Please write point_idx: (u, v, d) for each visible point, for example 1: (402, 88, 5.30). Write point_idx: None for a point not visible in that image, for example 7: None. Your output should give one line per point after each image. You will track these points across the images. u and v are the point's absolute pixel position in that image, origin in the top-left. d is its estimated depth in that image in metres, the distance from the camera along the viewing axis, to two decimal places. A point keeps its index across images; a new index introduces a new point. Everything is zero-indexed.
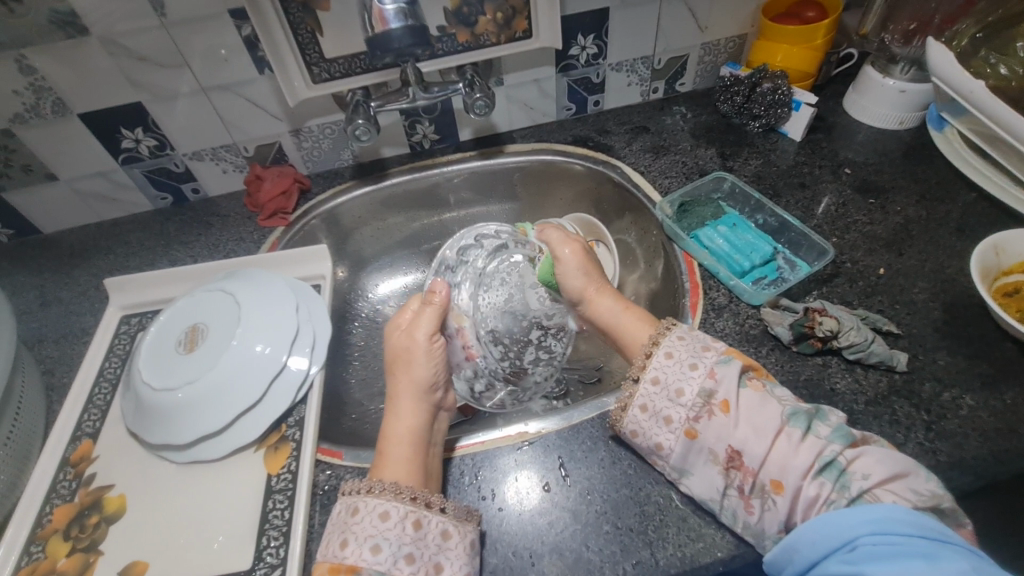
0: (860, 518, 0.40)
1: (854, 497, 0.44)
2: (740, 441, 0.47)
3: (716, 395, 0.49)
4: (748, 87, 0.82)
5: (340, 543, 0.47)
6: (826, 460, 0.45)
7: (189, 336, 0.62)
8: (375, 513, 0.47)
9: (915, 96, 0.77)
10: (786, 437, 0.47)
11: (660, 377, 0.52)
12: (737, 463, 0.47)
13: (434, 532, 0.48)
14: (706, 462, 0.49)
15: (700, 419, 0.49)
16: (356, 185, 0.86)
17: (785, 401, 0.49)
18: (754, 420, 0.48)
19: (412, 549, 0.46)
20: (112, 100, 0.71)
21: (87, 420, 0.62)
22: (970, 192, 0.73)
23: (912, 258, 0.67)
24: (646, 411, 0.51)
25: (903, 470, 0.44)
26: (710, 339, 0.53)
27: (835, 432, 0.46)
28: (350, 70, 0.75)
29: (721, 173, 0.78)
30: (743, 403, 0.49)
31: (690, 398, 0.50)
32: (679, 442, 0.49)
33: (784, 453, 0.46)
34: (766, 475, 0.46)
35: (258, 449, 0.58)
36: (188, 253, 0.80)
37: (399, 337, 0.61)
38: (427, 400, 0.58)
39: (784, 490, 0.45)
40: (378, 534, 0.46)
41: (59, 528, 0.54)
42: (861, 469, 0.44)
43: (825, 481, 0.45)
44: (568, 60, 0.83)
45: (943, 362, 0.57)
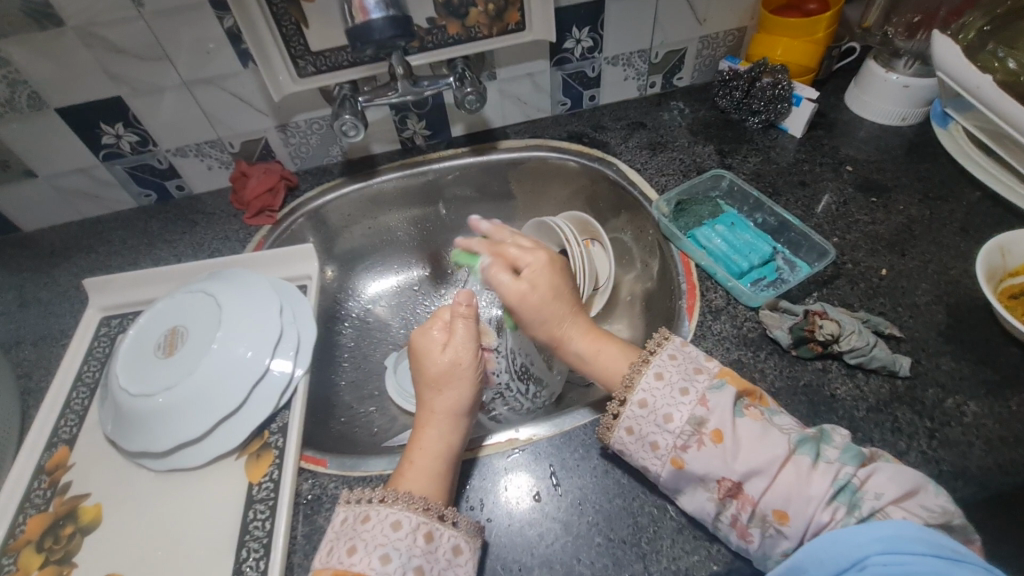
0: (870, 536, 0.38)
1: (866, 516, 0.42)
2: (739, 472, 0.45)
3: (707, 424, 0.47)
4: (747, 82, 0.80)
5: (348, 550, 0.44)
6: (839, 484, 0.43)
7: (169, 339, 0.60)
8: (387, 521, 0.45)
9: (917, 92, 0.75)
10: (794, 465, 0.44)
11: (648, 400, 0.49)
12: (735, 492, 0.45)
13: (445, 547, 0.45)
14: (697, 489, 0.47)
15: (689, 448, 0.47)
16: (345, 182, 0.84)
17: (787, 429, 0.47)
18: (752, 451, 0.45)
19: (422, 561, 0.44)
20: (91, 94, 0.69)
21: (63, 426, 0.60)
22: (974, 190, 0.71)
23: (915, 259, 0.65)
24: (632, 433, 0.49)
25: (915, 487, 0.43)
26: (703, 359, 0.51)
27: (845, 453, 0.45)
28: (337, 63, 0.73)
29: (719, 171, 0.76)
30: (740, 432, 0.46)
31: (680, 424, 0.47)
32: (666, 469, 0.48)
33: (792, 482, 0.44)
34: (769, 506, 0.44)
35: (240, 456, 0.56)
36: (171, 252, 0.78)
37: (436, 354, 0.56)
38: (463, 422, 0.54)
39: (790, 522, 0.43)
40: (388, 543, 0.44)
41: (32, 539, 0.52)
42: (874, 488, 0.43)
43: (840, 505, 0.43)
44: (563, 53, 0.80)
45: (947, 367, 0.56)
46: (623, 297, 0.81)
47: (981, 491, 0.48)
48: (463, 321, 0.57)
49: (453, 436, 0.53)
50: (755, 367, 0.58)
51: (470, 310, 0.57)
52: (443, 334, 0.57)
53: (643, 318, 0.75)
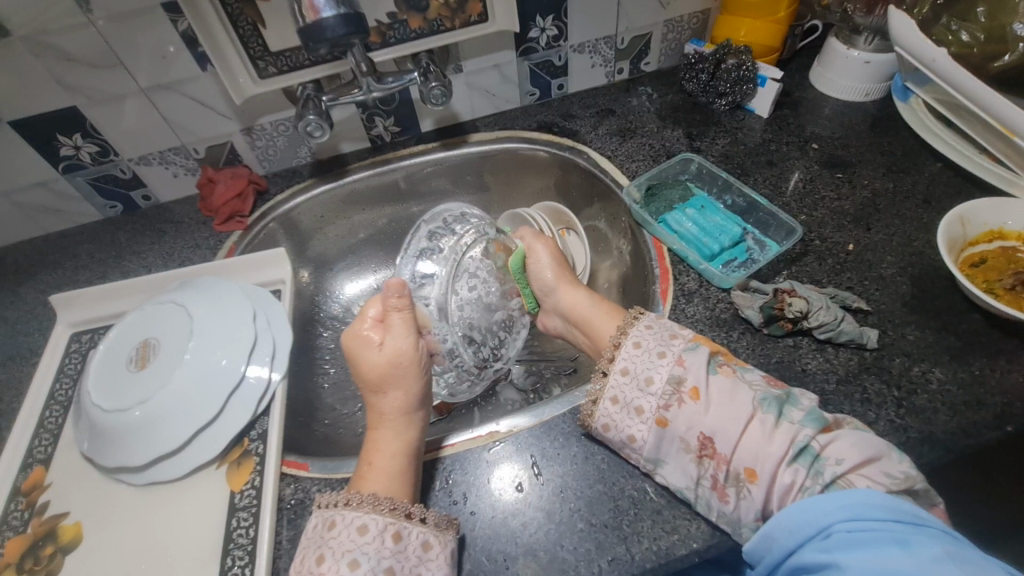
0: (835, 505, 0.40)
1: (828, 482, 0.43)
2: (709, 427, 0.47)
3: (686, 382, 0.49)
4: (712, 64, 0.80)
5: (316, 558, 0.45)
6: (799, 447, 0.45)
7: (141, 352, 0.59)
8: (353, 527, 0.46)
9: (878, 68, 0.77)
10: (759, 422, 0.46)
11: (628, 367, 0.52)
12: (709, 451, 0.47)
13: (414, 544, 0.46)
14: (679, 452, 0.49)
15: (671, 407, 0.49)
16: (315, 183, 0.83)
17: (756, 386, 0.49)
18: (725, 407, 0.47)
19: (392, 562, 0.45)
20: (45, 105, 0.67)
21: (38, 446, 0.59)
22: (935, 161, 0.73)
23: (880, 233, 0.66)
24: (617, 402, 0.51)
25: (877, 453, 0.44)
26: (678, 327, 0.54)
27: (807, 416, 0.46)
28: (298, 62, 0.72)
29: (687, 154, 0.76)
30: (713, 388, 0.49)
31: (660, 386, 0.50)
32: (651, 432, 0.49)
33: (756, 440, 0.46)
34: (740, 463, 0.46)
35: (220, 466, 0.56)
36: (141, 263, 0.77)
37: (371, 353, 0.56)
38: (417, 412, 0.56)
39: (759, 479, 0.45)
40: (357, 548, 0.45)
41: (12, 561, 0.51)
42: (834, 454, 0.44)
43: (800, 468, 0.44)
44: (528, 43, 0.80)
45: (913, 337, 0.57)
46: (600, 285, 0.81)
47: (947, 454, 0.50)
48: (396, 312, 0.57)
49: (410, 425, 0.55)
50: (728, 347, 0.59)
51: (406, 298, 0.57)
52: (374, 326, 0.58)
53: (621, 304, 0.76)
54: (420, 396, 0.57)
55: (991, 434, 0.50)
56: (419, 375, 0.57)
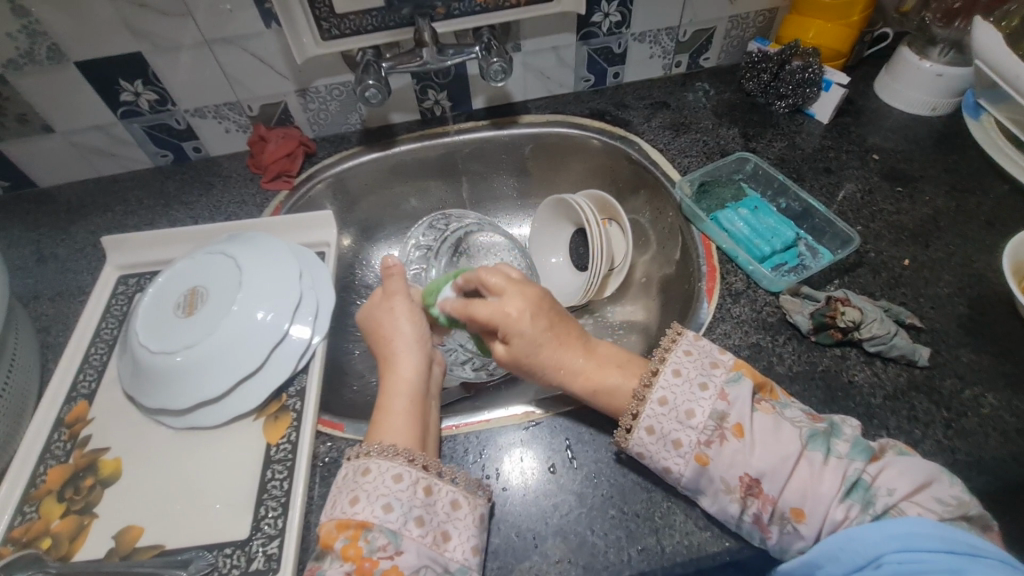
0: (886, 534, 0.39)
1: (880, 513, 0.42)
2: (756, 469, 0.45)
3: (728, 418, 0.47)
4: (776, 64, 0.78)
5: (349, 500, 0.45)
6: (850, 482, 0.43)
7: (188, 299, 0.60)
8: (388, 475, 0.46)
9: (951, 82, 0.74)
10: (807, 461, 0.45)
11: (667, 398, 0.48)
12: (756, 491, 0.45)
13: (444, 500, 0.46)
14: (718, 491, 0.46)
15: (712, 443, 0.46)
16: (363, 150, 0.83)
17: (800, 423, 0.47)
18: (771, 445, 0.45)
19: (423, 512, 0.45)
20: (111, 49, 0.68)
21: (83, 381, 0.60)
22: (1002, 183, 0.70)
23: (938, 251, 0.64)
24: (653, 433, 0.48)
25: (927, 479, 0.43)
26: (717, 352, 0.51)
27: (853, 448, 0.45)
28: (362, 27, 0.71)
29: (744, 154, 0.74)
30: (756, 426, 0.46)
31: (702, 420, 0.47)
32: (688, 467, 0.47)
33: (805, 479, 0.44)
34: (787, 503, 0.44)
35: (257, 418, 0.57)
36: (188, 214, 0.78)
37: (376, 312, 0.61)
38: (418, 354, 0.58)
39: (808, 519, 0.43)
40: (391, 493, 0.45)
41: (53, 489, 0.53)
42: (886, 483, 0.43)
43: (852, 503, 0.43)
44: (590, 27, 0.79)
45: (966, 360, 0.55)
46: (638, 278, 0.81)
47: (995, 480, 0.49)
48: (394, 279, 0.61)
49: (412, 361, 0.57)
50: (773, 351, 0.58)
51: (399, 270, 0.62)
52: (380, 296, 0.62)
53: (660, 299, 0.75)
54: (419, 336, 0.59)
55: None
56: (417, 320, 0.60)
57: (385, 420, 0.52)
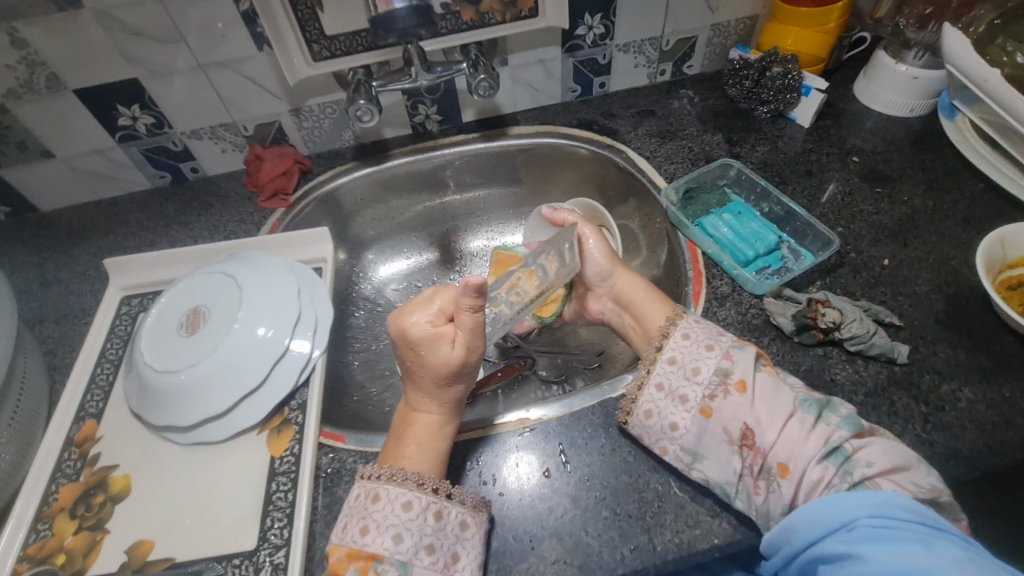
0: (860, 501, 0.41)
1: (856, 482, 0.45)
2: (753, 420, 0.48)
3: (732, 375, 0.50)
4: (757, 71, 0.81)
5: (359, 530, 0.47)
6: (832, 446, 0.46)
7: (191, 318, 0.62)
8: (397, 504, 0.48)
9: (926, 84, 0.76)
10: (798, 421, 0.48)
11: (677, 357, 0.53)
12: (750, 442, 0.48)
13: (454, 524, 0.48)
14: (720, 443, 0.49)
15: (716, 397, 0.50)
16: (357, 166, 0.85)
17: (797, 388, 0.50)
18: (768, 403, 0.49)
19: (433, 540, 0.47)
20: (108, 76, 0.70)
21: (90, 401, 0.62)
22: (978, 181, 0.72)
23: (917, 249, 0.66)
24: (661, 389, 0.52)
25: (906, 464, 0.45)
26: (720, 329, 0.55)
27: (844, 421, 0.47)
28: (352, 47, 0.73)
29: (727, 160, 0.77)
30: (759, 386, 0.50)
31: (707, 376, 0.51)
32: (693, 421, 0.50)
33: (794, 437, 0.47)
34: (775, 459, 0.47)
35: (261, 432, 0.58)
36: (188, 233, 0.79)
37: (439, 351, 0.53)
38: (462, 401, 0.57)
39: (791, 475, 0.46)
40: (400, 524, 0.47)
41: (65, 507, 0.55)
42: (866, 457, 0.45)
43: (829, 466, 0.46)
44: (574, 40, 0.81)
45: (944, 355, 0.57)
46: None
47: (972, 471, 0.51)
48: (467, 313, 0.52)
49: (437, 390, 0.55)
50: None
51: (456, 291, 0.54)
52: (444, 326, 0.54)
53: None
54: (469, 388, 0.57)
55: (1018, 455, 0.51)
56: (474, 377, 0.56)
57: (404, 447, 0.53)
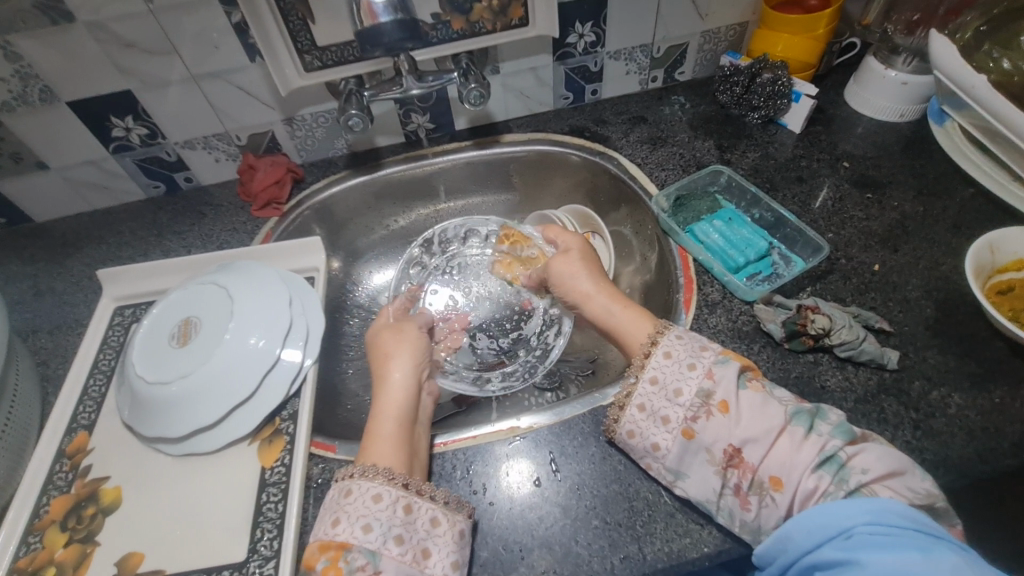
0: (858, 508, 0.41)
1: (852, 490, 0.44)
2: (740, 438, 0.48)
3: (714, 395, 0.50)
4: (748, 77, 0.81)
5: (331, 521, 0.47)
6: (826, 455, 0.46)
7: (182, 329, 0.62)
8: (368, 495, 0.48)
9: (915, 89, 0.77)
10: (788, 436, 0.47)
11: (659, 377, 0.52)
12: (736, 461, 0.48)
13: (423, 518, 0.48)
14: (702, 463, 0.49)
15: (698, 418, 0.50)
16: (350, 174, 0.85)
17: (787, 402, 0.50)
18: (756, 418, 0.48)
19: (402, 531, 0.47)
20: (101, 88, 0.70)
21: (82, 412, 0.62)
22: (968, 186, 0.73)
23: (907, 255, 0.66)
24: (644, 410, 0.52)
25: (900, 468, 0.45)
26: (706, 341, 0.54)
27: (835, 429, 0.47)
28: (343, 57, 0.74)
29: (717, 166, 0.77)
30: (743, 403, 0.49)
31: (689, 398, 0.50)
32: (675, 442, 0.50)
33: (785, 452, 0.47)
34: (766, 472, 0.47)
35: (252, 442, 0.58)
36: (181, 243, 0.80)
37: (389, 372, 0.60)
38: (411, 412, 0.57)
39: (784, 487, 0.46)
40: (371, 514, 0.47)
41: (56, 519, 0.55)
42: (860, 463, 0.45)
43: (824, 475, 0.45)
44: (565, 48, 0.81)
45: (934, 361, 0.58)
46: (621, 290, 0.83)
47: (963, 478, 0.51)
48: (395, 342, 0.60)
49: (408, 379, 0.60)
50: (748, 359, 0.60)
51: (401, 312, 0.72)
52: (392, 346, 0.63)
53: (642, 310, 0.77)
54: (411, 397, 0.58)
55: (1008, 462, 0.51)
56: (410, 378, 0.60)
57: (374, 441, 0.53)
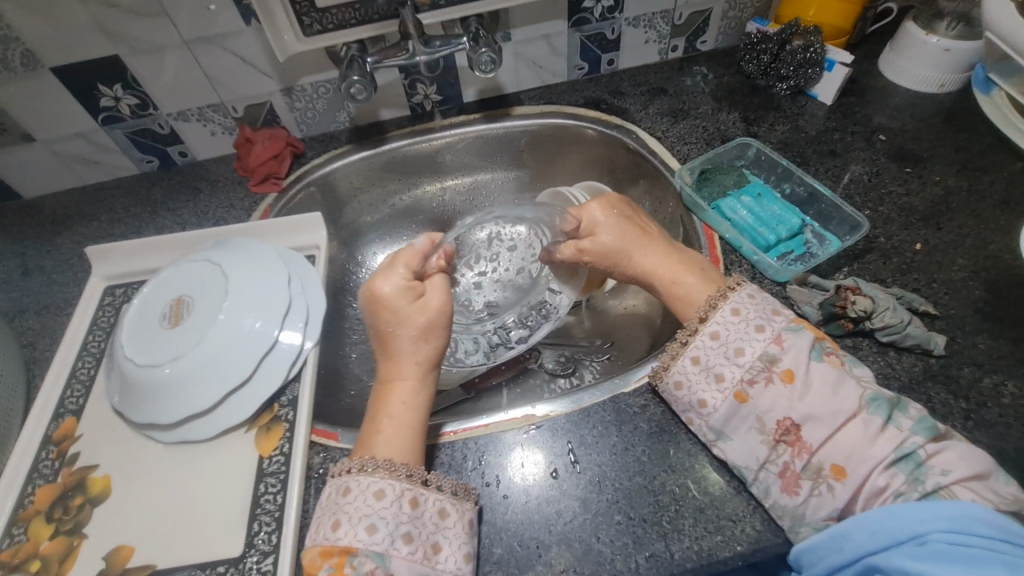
0: (932, 513, 0.38)
1: (928, 491, 0.41)
2: (801, 414, 0.45)
3: (780, 362, 0.47)
4: (776, 45, 0.76)
5: (331, 525, 0.43)
6: (903, 452, 0.42)
7: (174, 309, 0.58)
8: (369, 492, 0.44)
9: (958, 57, 0.71)
10: (862, 422, 0.44)
11: (720, 332, 0.50)
12: (791, 438, 0.46)
13: (432, 510, 0.45)
14: (750, 428, 0.47)
15: (756, 383, 0.47)
16: (353, 149, 0.81)
17: (866, 384, 0.46)
18: (826, 399, 0.45)
19: (410, 528, 0.43)
20: (87, 53, 0.66)
21: (70, 396, 0.59)
22: (1016, 161, 0.67)
23: (952, 233, 0.62)
24: (698, 363, 0.50)
25: (983, 470, 0.41)
26: (780, 304, 0.51)
27: (918, 425, 0.44)
28: (344, 21, 0.69)
29: (746, 139, 0.72)
30: (813, 375, 0.46)
31: (750, 359, 0.48)
32: (725, 402, 0.48)
33: (854, 439, 0.44)
34: (828, 459, 0.44)
35: (249, 429, 0.55)
36: (175, 221, 0.76)
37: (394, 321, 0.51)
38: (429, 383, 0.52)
39: (847, 478, 0.43)
40: (373, 513, 0.43)
41: (41, 510, 0.51)
42: (940, 464, 0.42)
43: (898, 472, 0.42)
44: (581, 13, 0.76)
45: (984, 347, 0.53)
46: None
47: (1021, 474, 0.47)
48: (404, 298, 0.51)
49: (416, 353, 0.51)
50: None
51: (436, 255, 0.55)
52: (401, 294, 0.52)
53: None
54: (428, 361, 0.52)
55: None
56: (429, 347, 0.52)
57: (380, 428, 0.48)
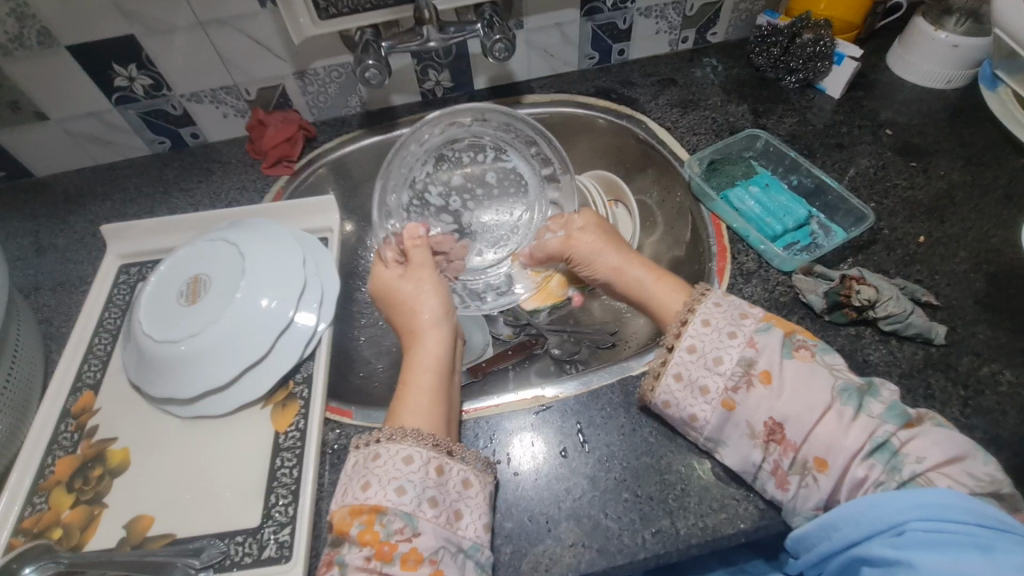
0: (910, 502, 0.39)
1: (905, 480, 0.42)
2: (781, 414, 0.45)
3: (757, 365, 0.47)
4: (787, 37, 0.76)
5: (361, 486, 0.44)
6: (878, 442, 0.43)
7: (192, 287, 0.59)
8: (398, 457, 0.45)
9: (966, 52, 0.72)
10: (836, 414, 0.44)
11: (696, 345, 0.49)
12: (778, 437, 0.45)
13: (456, 479, 0.46)
14: (741, 436, 0.47)
15: (739, 389, 0.46)
16: (365, 134, 0.81)
17: (837, 373, 0.46)
18: (799, 393, 0.45)
19: (436, 493, 0.45)
20: (103, 32, 0.66)
21: (88, 371, 0.60)
22: (1019, 157, 0.69)
23: (954, 226, 0.63)
24: (680, 379, 0.48)
25: (961, 453, 0.42)
26: (748, 305, 0.50)
27: (888, 410, 0.44)
28: (359, 5, 0.69)
29: (754, 131, 0.73)
30: (787, 374, 0.46)
31: (729, 367, 0.47)
32: (714, 414, 0.47)
33: (831, 431, 0.44)
34: (810, 453, 0.44)
35: (265, 406, 0.56)
36: (188, 201, 0.76)
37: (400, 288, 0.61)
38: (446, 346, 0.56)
39: (829, 470, 0.43)
40: (403, 476, 0.44)
41: (62, 480, 0.53)
42: (915, 451, 0.42)
43: (875, 463, 0.42)
44: (594, 3, 0.76)
45: (983, 337, 0.55)
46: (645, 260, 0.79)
47: (1015, 458, 0.48)
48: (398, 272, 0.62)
49: (437, 333, 0.57)
50: None
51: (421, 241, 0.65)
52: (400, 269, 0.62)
53: None
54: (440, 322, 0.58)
55: None
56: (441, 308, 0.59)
57: (405, 397, 0.51)
